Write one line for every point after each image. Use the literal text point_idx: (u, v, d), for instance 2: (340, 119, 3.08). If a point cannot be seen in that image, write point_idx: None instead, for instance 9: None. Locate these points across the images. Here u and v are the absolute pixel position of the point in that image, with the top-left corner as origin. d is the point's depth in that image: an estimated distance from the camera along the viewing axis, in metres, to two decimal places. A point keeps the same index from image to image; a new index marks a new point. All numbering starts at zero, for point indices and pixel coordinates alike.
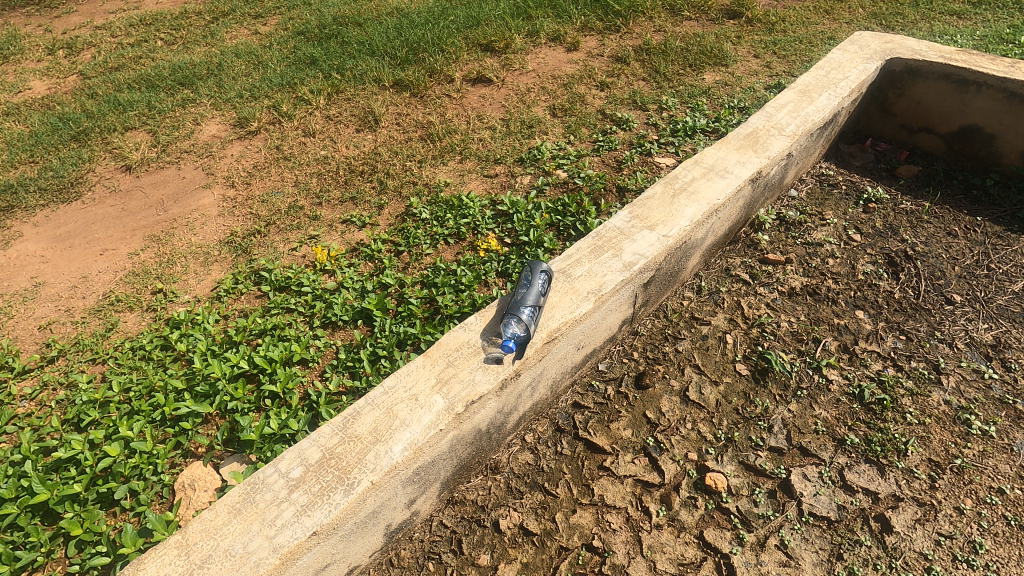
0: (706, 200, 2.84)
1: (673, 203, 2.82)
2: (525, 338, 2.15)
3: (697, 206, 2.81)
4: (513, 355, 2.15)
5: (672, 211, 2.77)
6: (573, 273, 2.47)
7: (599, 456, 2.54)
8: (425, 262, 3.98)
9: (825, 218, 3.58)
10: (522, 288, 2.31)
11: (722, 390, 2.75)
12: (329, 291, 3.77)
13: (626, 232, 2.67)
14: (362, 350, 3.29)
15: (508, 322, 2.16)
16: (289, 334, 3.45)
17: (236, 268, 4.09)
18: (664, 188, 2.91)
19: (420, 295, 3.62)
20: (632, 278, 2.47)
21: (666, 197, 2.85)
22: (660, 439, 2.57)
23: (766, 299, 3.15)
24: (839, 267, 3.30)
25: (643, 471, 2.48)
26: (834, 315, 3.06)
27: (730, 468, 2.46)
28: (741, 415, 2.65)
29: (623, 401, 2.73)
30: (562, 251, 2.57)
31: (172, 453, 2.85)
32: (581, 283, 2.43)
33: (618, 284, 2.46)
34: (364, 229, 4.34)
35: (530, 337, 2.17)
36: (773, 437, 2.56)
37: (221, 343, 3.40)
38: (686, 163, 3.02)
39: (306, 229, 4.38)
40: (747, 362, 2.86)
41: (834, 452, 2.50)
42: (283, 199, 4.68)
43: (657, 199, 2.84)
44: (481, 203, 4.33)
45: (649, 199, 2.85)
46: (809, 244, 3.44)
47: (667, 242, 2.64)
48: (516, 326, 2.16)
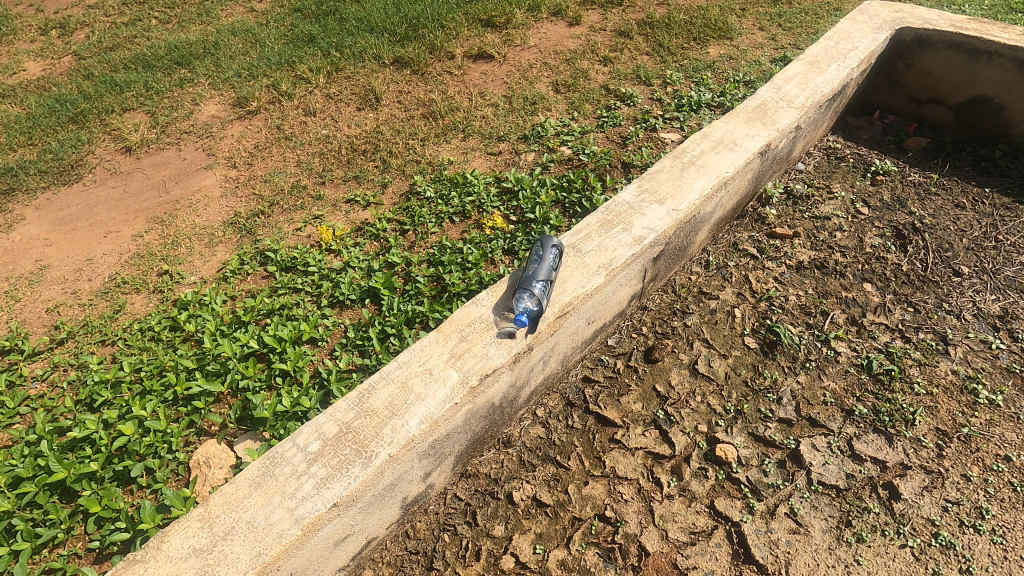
0: (715, 173, 2.82)
1: (682, 176, 2.80)
2: (538, 314, 2.16)
3: (706, 180, 2.79)
4: (525, 330, 2.16)
5: (681, 185, 2.75)
6: (583, 248, 2.47)
7: (610, 429, 2.57)
8: (431, 241, 3.97)
9: (832, 192, 3.56)
10: (534, 263, 2.30)
11: (731, 363, 2.77)
12: (336, 271, 3.77)
13: (635, 207, 2.66)
14: (371, 328, 3.31)
15: (520, 297, 2.17)
16: (297, 314, 3.46)
17: (241, 248, 4.08)
18: (673, 161, 2.89)
19: (427, 274, 3.62)
20: (643, 251, 2.47)
21: (675, 170, 2.83)
22: (671, 412, 2.60)
23: (774, 273, 3.15)
24: (847, 240, 3.30)
25: (654, 443, 2.50)
26: (842, 287, 3.07)
27: (740, 440, 2.49)
28: (750, 387, 2.67)
29: (632, 375, 2.75)
30: (572, 226, 2.56)
31: (187, 431, 2.87)
32: (592, 258, 2.43)
33: (629, 258, 2.46)
34: (368, 208, 4.32)
35: (543, 312, 2.18)
36: (783, 409, 2.58)
37: (230, 324, 3.41)
38: (694, 137, 2.99)
39: (310, 209, 4.37)
40: (756, 336, 2.87)
41: (842, 423, 2.52)
42: (286, 179, 4.65)
43: (666, 173, 2.82)
44: (486, 181, 4.31)
45: (658, 173, 2.83)
46: (817, 217, 3.43)
47: (677, 216, 2.63)
48: (528, 301, 2.17)
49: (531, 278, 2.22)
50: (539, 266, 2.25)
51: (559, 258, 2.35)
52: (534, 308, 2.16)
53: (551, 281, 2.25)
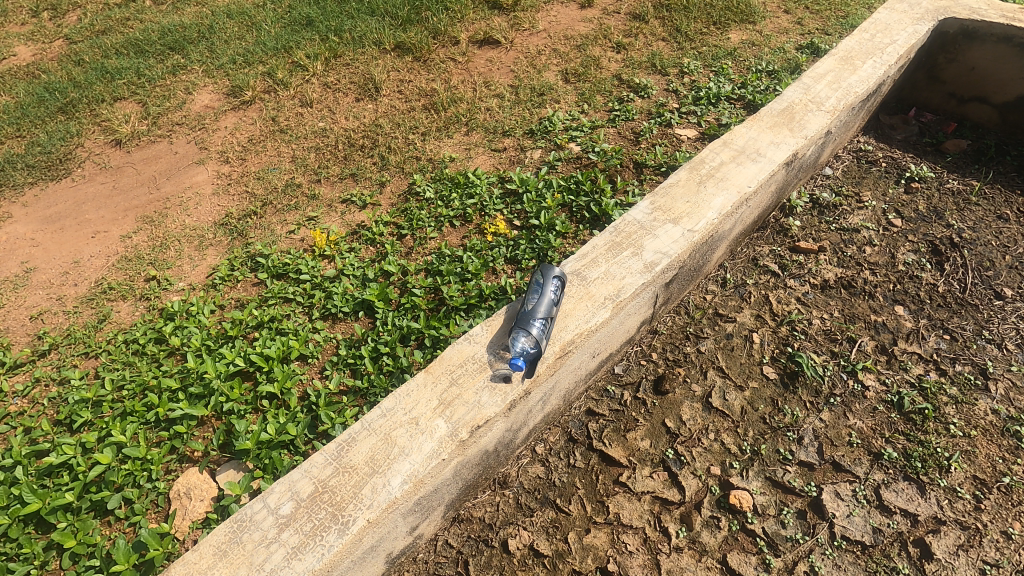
0: (737, 187, 2.57)
1: (699, 191, 2.55)
2: (537, 357, 1.95)
3: (726, 195, 2.53)
4: (522, 374, 1.96)
5: (698, 202, 2.51)
6: (588, 276, 2.24)
7: (614, 469, 2.38)
8: (430, 247, 3.75)
9: (862, 200, 3.28)
10: (533, 297, 2.09)
11: (748, 396, 2.56)
12: (329, 279, 3.58)
13: (647, 227, 2.42)
14: (364, 346, 3.12)
15: (516, 337, 1.98)
16: (287, 328, 3.28)
17: (232, 252, 3.90)
18: (689, 173, 2.63)
19: (425, 285, 3.41)
20: (655, 280, 2.24)
21: (691, 184, 2.58)
22: (681, 452, 2.40)
23: (796, 293, 2.91)
24: (877, 256, 3.03)
25: (662, 487, 2.32)
26: (871, 311, 2.82)
27: (756, 485, 2.29)
28: (768, 425, 2.46)
29: (640, 408, 2.55)
30: (576, 249, 2.33)
31: (168, 458, 2.73)
32: (597, 288, 2.20)
33: (640, 287, 2.24)
34: (365, 209, 4.10)
35: (542, 354, 1.97)
36: (804, 450, 2.37)
37: (216, 338, 3.25)
38: (713, 145, 2.73)
39: (304, 209, 4.16)
40: (775, 365, 2.65)
41: (869, 468, 2.31)
42: (280, 176, 4.44)
43: (681, 187, 2.57)
44: (489, 181, 4.06)
45: (672, 187, 2.58)
46: (845, 230, 3.16)
47: (692, 238, 2.38)
48: (525, 341, 1.97)
49: (530, 314, 2.01)
50: (538, 301, 2.03)
51: (562, 289, 2.13)
52: (533, 350, 1.95)
53: (552, 317, 2.04)
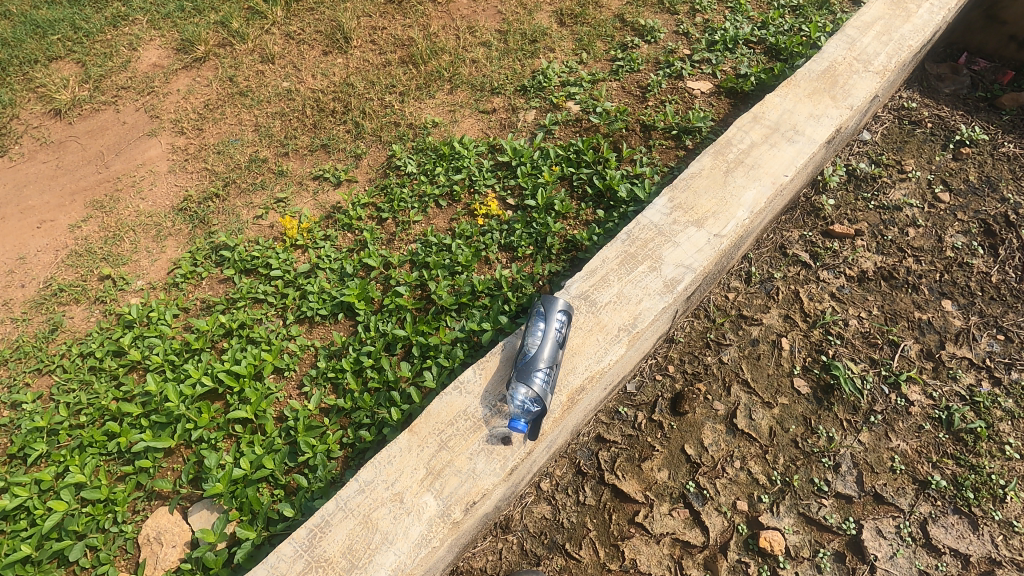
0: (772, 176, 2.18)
1: (726, 183, 2.16)
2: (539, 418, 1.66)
3: (759, 188, 2.14)
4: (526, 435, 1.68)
5: (725, 197, 2.12)
6: (598, 300, 1.90)
7: (629, 507, 2.13)
8: (414, 233, 3.35)
9: (904, 170, 2.87)
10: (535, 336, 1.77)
11: (777, 415, 2.28)
12: (303, 275, 3.21)
13: (666, 232, 2.05)
14: (345, 357, 2.80)
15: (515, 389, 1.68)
16: (259, 336, 2.95)
17: (194, 244, 3.49)
18: (714, 160, 2.23)
19: (410, 281, 3.04)
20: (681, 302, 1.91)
21: (717, 174, 2.19)
22: (703, 484, 2.15)
23: (830, 288, 2.56)
24: (921, 240, 2.66)
25: (683, 527, 2.07)
26: (915, 307, 2.49)
27: (787, 522, 2.05)
28: (801, 449, 2.20)
29: (657, 433, 2.27)
30: (584, 265, 1.98)
31: (134, 496, 2.47)
32: (610, 315, 1.87)
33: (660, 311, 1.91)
34: (340, 188, 3.66)
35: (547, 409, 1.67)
36: (841, 480, 2.12)
37: (179, 351, 2.91)
38: (741, 123, 2.31)
39: (271, 189, 3.71)
40: (807, 376, 2.35)
41: (914, 499, 2.06)
42: (242, 148, 3.94)
43: (705, 178, 2.18)
44: (478, 151, 3.59)
45: (695, 178, 2.19)
46: (885, 207, 2.77)
47: (721, 245, 2.02)
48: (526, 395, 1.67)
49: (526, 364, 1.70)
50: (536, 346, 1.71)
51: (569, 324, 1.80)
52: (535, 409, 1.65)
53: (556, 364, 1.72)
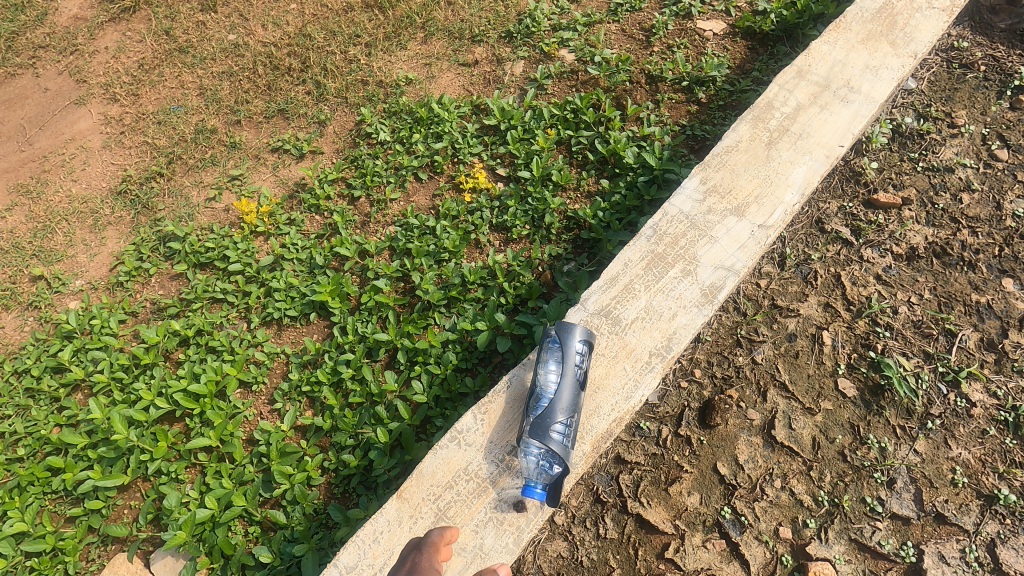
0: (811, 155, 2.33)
1: (781, 152, 2.35)
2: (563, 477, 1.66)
3: (816, 155, 2.34)
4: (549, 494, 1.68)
5: (784, 166, 2.32)
6: (633, 311, 2.09)
7: (657, 539, 1.86)
8: (391, 214, 2.92)
9: (956, 124, 2.49)
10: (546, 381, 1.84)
11: (821, 423, 1.99)
12: (266, 269, 2.79)
13: (726, 207, 2.25)
14: (321, 366, 2.44)
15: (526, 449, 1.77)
16: (219, 343, 2.56)
17: (138, 234, 3.03)
18: (767, 128, 2.41)
19: (390, 272, 2.64)
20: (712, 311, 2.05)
21: (771, 143, 2.37)
22: (740, 510, 1.87)
23: (876, 269, 2.23)
24: (978, 206, 2.31)
25: (719, 561, 1.82)
26: (973, 287, 2.17)
27: (838, 551, 1.80)
28: (850, 463, 1.92)
29: (684, 450, 1.98)
30: (612, 276, 2.14)
31: (87, 542, 2.15)
32: (655, 320, 2.06)
33: (686, 325, 2.05)
34: (303, 161, 3.18)
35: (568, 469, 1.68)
36: (896, 498, 1.86)
37: (128, 366, 2.53)
38: (792, 86, 2.50)
39: (223, 164, 3.22)
40: (854, 375, 2.05)
41: (980, 517, 1.81)
42: (186, 117, 3.40)
43: (759, 147, 2.37)
44: (460, 112, 3.12)
45: (748, 146, 2.38)
46: (935, 169, 2.40)
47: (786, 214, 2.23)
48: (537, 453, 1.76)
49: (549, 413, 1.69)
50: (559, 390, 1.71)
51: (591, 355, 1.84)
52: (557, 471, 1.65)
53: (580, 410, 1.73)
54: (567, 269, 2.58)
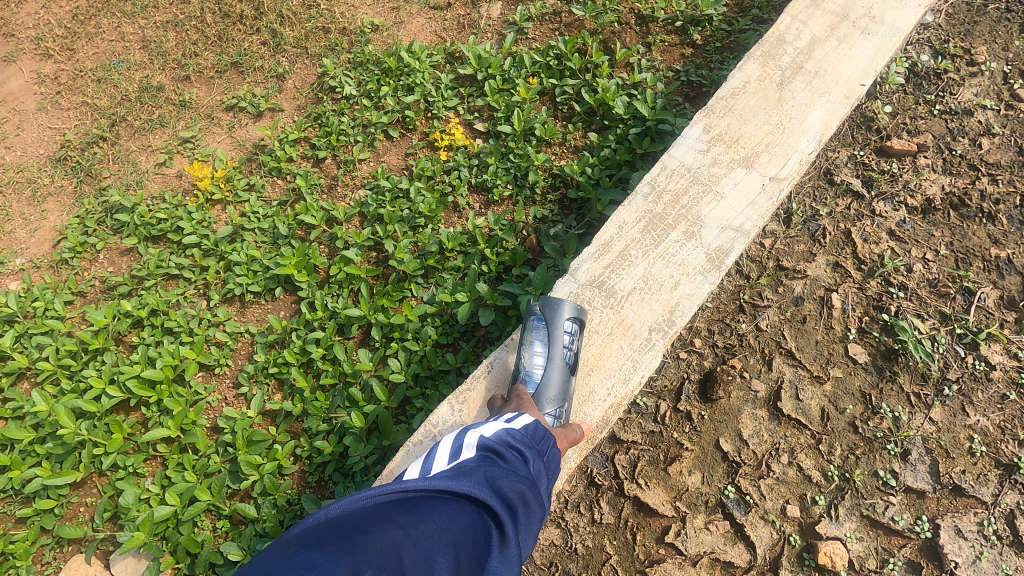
0: (828, 96, 2.19)
1: (797, 93, 2.21)
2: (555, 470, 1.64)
3: (834, 94, 2.20)
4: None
5: (798, 108, 2.18)
6: (634, 277, 1.96)
7: (656, 522, 1.73)
8: (361, 176, 2.67)
9: (976, 61, 2.27)
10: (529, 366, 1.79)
11: (830, 393, 1.84)
12: (225, 240, 2.54)
13: (737, 154, 2.12)
14: (288, 346, 2.24)
15: None
16: (177, 323, 2.34)
17: (82, 205, 2.75)
18: (781, 66, 2.27)
19: (361, 241, 2.42)
20: (718, 278, 1.92)
21: (786, 83, 2.23)
22: (745, 489, 1.74)
23: (889, 224, 2.05)
24: (999, 152, 2.12)
25: (723, 544, 1.69)
26: (992, 241, 2.00)
27: (849, 528, 1.68)
28: (861, 435, 1.79)
29: (684, 427, 1.83)
30: (609, 242, 2.01)
31: (40, 544, 1.98)
32: (659, 285, 1.94)
33: (689, 294, 1.92)
34: (262, 120, 2.89)
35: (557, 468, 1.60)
36: (910, 471, 1.73)
37: (76, 352, 2.30)
38: (809, 20, 2.35)
39: (173, 126, 2.92)
40: (866, 340, 1.90)
41: (999, 488, 1.70)
42: (129, 73, 3.07)
43: (772, 88, 2.23)
44: (433, 61, 2.82)
45: (760, 88, 2.24)
46: (953, 112, 2.20)
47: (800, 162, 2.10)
48: None
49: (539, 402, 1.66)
50: (548, 374, 1.68)
51: (581, 333, 1.80)
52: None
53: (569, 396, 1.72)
54: (554, 233, 2.38)
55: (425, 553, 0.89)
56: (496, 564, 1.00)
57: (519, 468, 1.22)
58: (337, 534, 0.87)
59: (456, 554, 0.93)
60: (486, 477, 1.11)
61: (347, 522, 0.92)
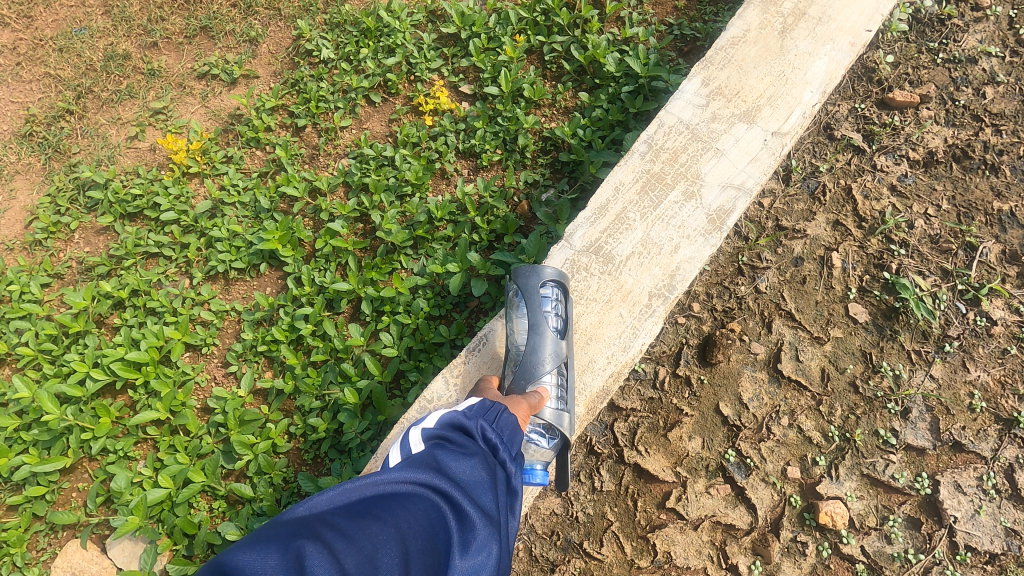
0: (833, 44, 2.10)
1: (799, 43, 2.11)
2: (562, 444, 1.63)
3: (838, 43, 2.10)
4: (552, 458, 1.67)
5: (800, 59, 2.09)
6: (633, 241, 1.90)
7: (657, 488, 1.72)
8: (343, 144, 2.56)
9: (981, 6, 2.18)
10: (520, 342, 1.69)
11: (830, 353, 1.82)
12: (204, 216, 2.44)
13: (738, 109, 2.04)
14: (276, 324, 2.18)
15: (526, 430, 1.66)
16: (159, 304, 2.27)
17: (53, 183, 2.63)
18: (781, 15, 2.16)
19: (346, 212, 2.33)
20: (719, 240, 1.87)
21: (786, 33, 2.13)
22: (745, 453, 1.72)
23: (890, 179, 1.99)
24: (1002, 102, 2.05)
25: (724, 508, 1.69)
26: (995, 194, 1.95)
27: (849, 488, 1.68)
28: (862, 394, 1.77)
29: (684, 392, 1.80)
30: (607, 205, 1.94)
31: (33, 531, 1.95)
32: (660, 249, 1.88)
33: (689, 257, 1.87)
34: (237, 88, 2.76)
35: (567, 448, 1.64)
36: (911, 429, 1.73)
37: (56, 336, 2.23)
38: None
39: (143, 96, 2.78)
40: (866, 300, 1.86)
41: (998, 443, 1.69)
42: (92, 41, 2.89)
43: (772, 38, 2.12)
44: (414, 20, 2.68)
45: (760, 38, 2.13)
46: (956, 61, 2.12)
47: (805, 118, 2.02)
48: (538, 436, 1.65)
49: (533, 370, 1.58)
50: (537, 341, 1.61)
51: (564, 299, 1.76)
52: (557, 442, 1.63)
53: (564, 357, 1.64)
54: (546, 198, 2.31)
55: (367, 555, 0.90)
56: (453, 549, 1.02)
57: (470, 447, 1.23)
58: (276, 545, 0.89)
59: (403, 551, 0.95)
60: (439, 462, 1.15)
61: (289, 534, 0.94)
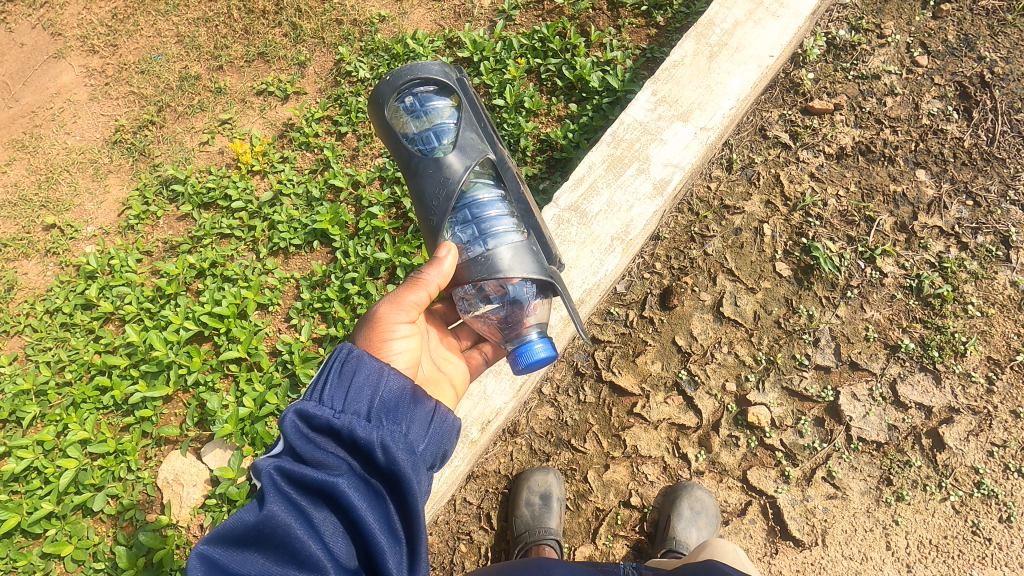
0: (745, 66, 2.63)
1: (717, 66, 2.64)
2: (532, 275, 1.63)
3: (747, 68, 2.63)
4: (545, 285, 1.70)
5: (716, 79, 2.62)
6: (598, 201, 2.44)
7: (627, 400, 2.26)
8: (378, 146, 3.14)
9: (884, 35, 2.76)
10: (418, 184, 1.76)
11: (760, 299, 2.37)
12: (266, 204, 3.02)
13: (673, 113, 2.57)
14: (329, 286, 2.74)
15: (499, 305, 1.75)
16: (233, 272, 2.83)
17: (140, 180, 3.22)
18: (704, 44, 2.69)
19: (382, 199, 2.91)
20: (662, 202, 2.41)
21: (706, 58, 2.66)
22: (694, 372, 2.27)
23: (809, 168, 2.56)
24: (898, 109, 2.62)
25: (678, 412, 2.23)
26: (890, 179, 2.51)
27: (772, 397, 2.22)
28: (784, 329, 2.31)
29: (647, 328, 2.36)
30: (580, 176, 2.49)
31: (143, 444, 2.51)
32: (619, 206, 2.42)
33: (641, 215, 2.41)
34: (289, 102, 3.36)
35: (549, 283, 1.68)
36: (820, 353, 2.27)
37: (154, 298, 2.80)
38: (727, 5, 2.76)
39: (212, 110, 3.38)
40: (789, 259, 2.42)
41: (886, 362, 2.24)
42: (168, 65, 3.51)
43: (697, 64, 2.65)
44: (434, 46, 3.28)
45: (688, 63, 2.66)
46: (864, 78, 2.70)
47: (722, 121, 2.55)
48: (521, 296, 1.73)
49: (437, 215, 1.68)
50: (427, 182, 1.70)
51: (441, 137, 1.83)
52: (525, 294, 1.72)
53: (449, 177, 1.68)
54: (543, 188, 2.89)
55: None
56: None
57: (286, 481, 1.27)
58: None
59: None
60: (241, 537, 1.21)
61: None
